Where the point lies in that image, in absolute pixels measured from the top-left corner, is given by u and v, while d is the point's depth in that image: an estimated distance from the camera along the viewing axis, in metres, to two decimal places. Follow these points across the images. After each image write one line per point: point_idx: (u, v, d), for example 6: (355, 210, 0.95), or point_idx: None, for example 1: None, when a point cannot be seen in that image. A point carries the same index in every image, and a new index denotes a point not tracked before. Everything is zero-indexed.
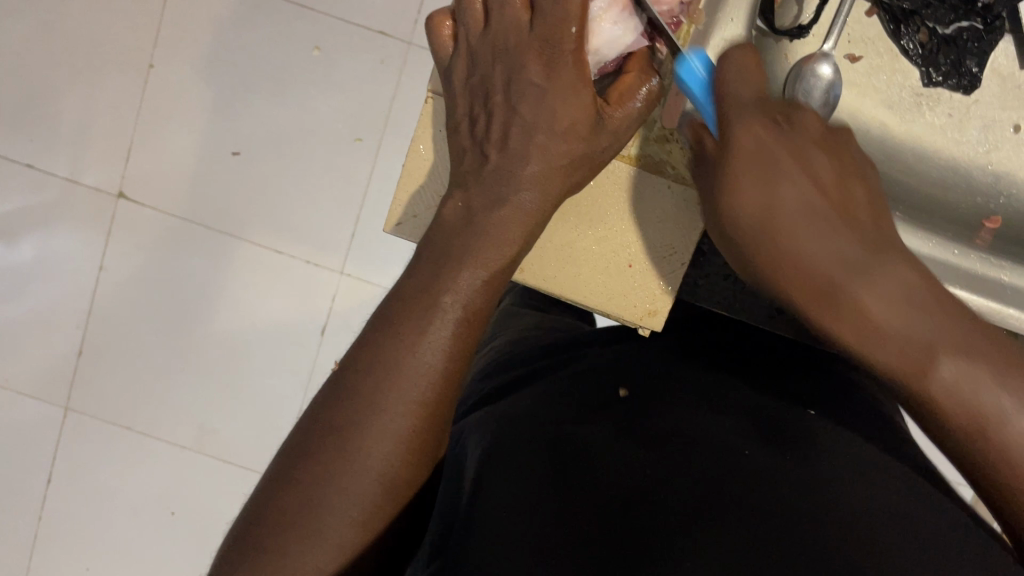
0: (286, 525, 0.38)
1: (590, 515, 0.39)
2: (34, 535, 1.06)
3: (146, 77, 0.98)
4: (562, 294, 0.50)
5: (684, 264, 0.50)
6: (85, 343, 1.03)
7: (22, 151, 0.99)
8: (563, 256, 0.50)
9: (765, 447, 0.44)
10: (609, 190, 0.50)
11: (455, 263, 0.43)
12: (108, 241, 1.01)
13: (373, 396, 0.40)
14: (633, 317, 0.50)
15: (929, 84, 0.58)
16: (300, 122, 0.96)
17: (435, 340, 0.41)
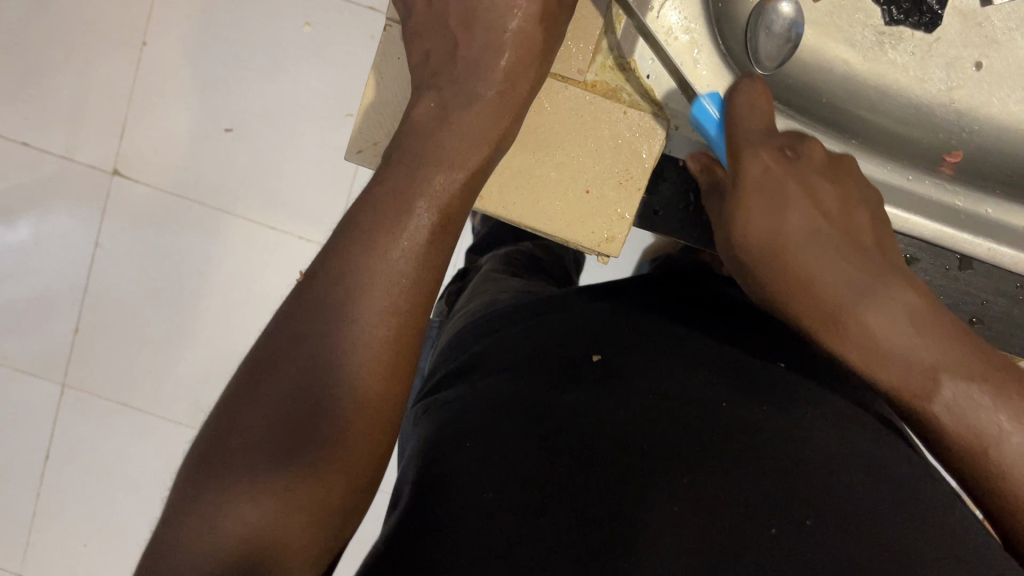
0: (262, 434, 0.40)
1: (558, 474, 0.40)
2: (33, 510, 1.07)
3: (140, 54, 0.98)
4: (521, 220, 0.52)
5: (640, 188, 0.51)
6: (81, 320, 1.04)
7: (20, 129, 1.00)
8: (518, 182, 0.51)
9: (741, 398, 0.45)
10: (562, 115, 0.51)
11: (401, 204, 0.45)
12: (102, 218, 1.02)
13: (323, 336, 0.42)
14: (593, 243, 0.51)
15: (890, 21, 0.61)
16: (291, 97, 0.97)
17: (406, 248, 0.44)
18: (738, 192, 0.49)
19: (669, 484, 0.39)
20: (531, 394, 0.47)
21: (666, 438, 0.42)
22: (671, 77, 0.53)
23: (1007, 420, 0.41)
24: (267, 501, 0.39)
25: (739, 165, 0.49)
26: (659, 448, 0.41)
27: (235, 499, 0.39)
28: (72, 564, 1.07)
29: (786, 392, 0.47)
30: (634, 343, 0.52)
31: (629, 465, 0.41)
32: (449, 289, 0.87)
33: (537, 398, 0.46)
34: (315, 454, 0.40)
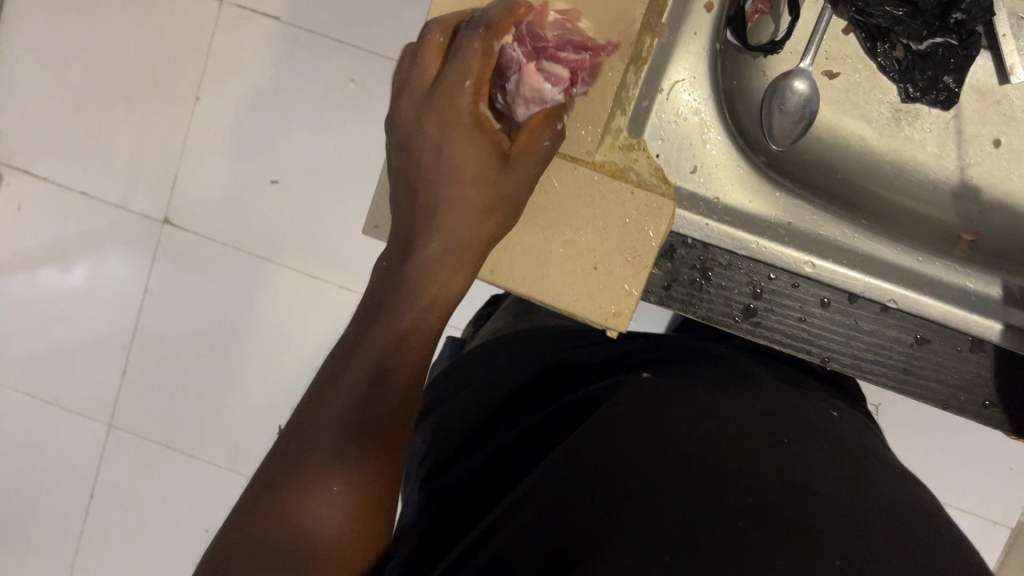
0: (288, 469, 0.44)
1: (606, 440, 0.52)
2: (77, 548, 1.10)
3: (193, 109, 1.02)
4: (529, 296, 0.50)
5: (650, 267, 0.49)
6: (129, 364, 1.07)
7: (78, 179, 1.04)
8: (529, 256, 0.49)
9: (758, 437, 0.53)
10: (573, 194, 0.49)
11: (417, 256, 0.47)
12: (152, 266, 1.05)
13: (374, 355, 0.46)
14: (599, 317, 0.49)
15: (906, 99, 0.62)
16: (336, 151, 1.00)
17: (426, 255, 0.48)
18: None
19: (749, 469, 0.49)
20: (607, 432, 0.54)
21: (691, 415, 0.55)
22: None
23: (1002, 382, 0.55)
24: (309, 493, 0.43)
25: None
26: (725, 450, 0.51)
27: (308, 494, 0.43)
28: None
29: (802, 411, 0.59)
30: (688, 419, 0.54)
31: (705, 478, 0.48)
32: (481, 312, 0.93)
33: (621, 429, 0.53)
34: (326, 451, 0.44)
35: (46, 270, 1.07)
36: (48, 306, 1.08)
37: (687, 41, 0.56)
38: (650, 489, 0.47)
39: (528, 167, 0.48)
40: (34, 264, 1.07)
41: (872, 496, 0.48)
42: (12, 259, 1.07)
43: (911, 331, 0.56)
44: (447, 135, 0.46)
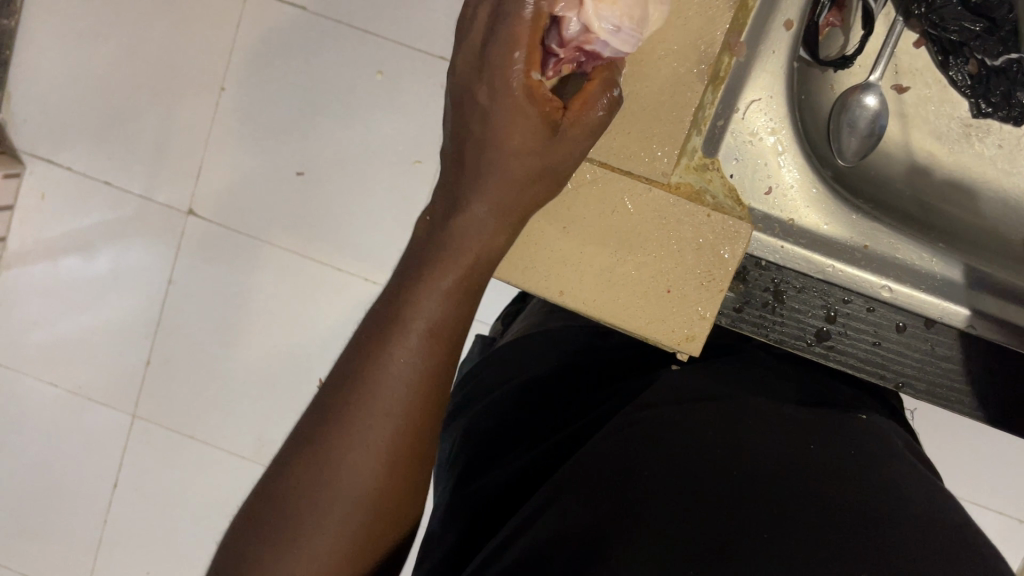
0: (284, 495, 0.42)
1: (628, 461, 0.49)
2: (100, 536, 1.10)
3: (219, 99, 1.01)
4: (602, 317, 0.50)
5: (723, 291, 0.49)
6: (153, 354, 1.07)
7: (102, 168, 1.04)
8: (602, 279, 0.50)
9: (798, 458, 0.48)
10: (646, 217, 0.49)
11: (441, 243, 0.45)
12: (177, 255, 1.05)
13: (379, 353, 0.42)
14: (672, 341, 0.50)
15: (978, 114, 0.61)
16: (363, 143, 0.99)
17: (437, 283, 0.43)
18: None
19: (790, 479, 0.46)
20: (633, 453, 0.50)
21: (732, 423, 0.52)
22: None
23: None
24: (312, 521, 0.41)
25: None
26: (758, 460, 0.48)
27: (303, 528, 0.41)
28: None
29: (846, 430, 0.54)
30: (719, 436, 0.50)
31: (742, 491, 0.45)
32: (509, 309, 0.93)
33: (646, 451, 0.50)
34: (336, 478, 0.41)
35: (70, 259, 1.06)
36: (72, 294, 1.07)
37: (767, 59, 0.54)
38: (667, 512, 0.44)
39: (577, 140, 0.46)
40: (58, 252, 1.07)
41: (918, 519, 0.43)
42: (37, 247, 1.07)
43: (985, 359, 0.56)
44: (495, 103, 0.44)
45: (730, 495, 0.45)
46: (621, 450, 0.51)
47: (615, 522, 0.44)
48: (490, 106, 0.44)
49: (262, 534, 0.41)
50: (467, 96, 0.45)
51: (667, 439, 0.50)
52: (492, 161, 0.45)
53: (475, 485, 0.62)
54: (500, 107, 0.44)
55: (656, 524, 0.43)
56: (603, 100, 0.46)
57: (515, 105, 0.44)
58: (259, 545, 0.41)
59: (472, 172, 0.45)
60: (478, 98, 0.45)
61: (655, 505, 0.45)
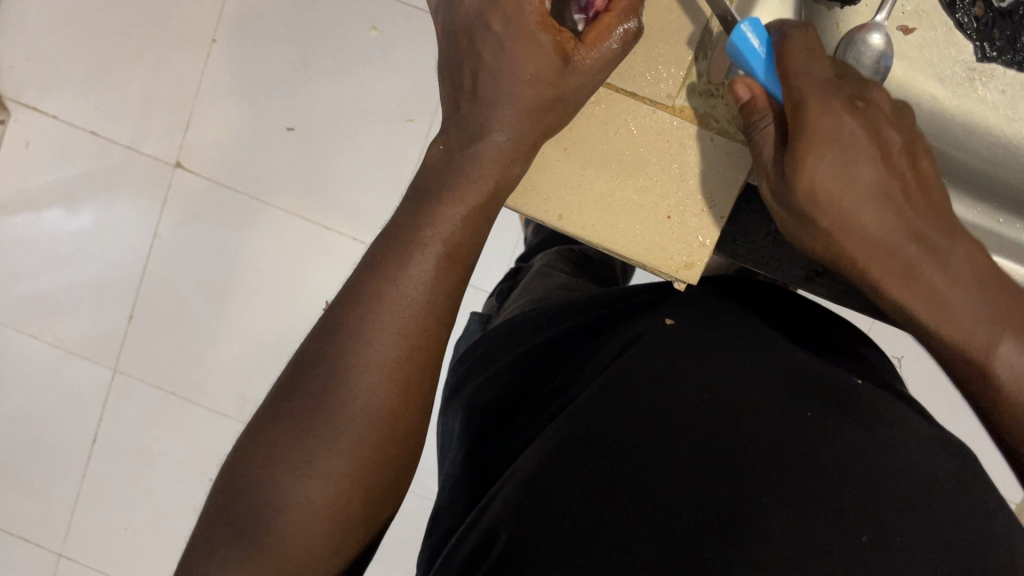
0: (280, 442, 0.41)
1: (630, 405, 0.46)
2: (78, 492, 1.09)
3: (209, 51, 1.00)
4: (600, 243, 0.50)
5: (724, 218, 0.49)
6: (136, 309, 1.06)
7: (88, 119, 1.02)
8: (601, 204, 0.50)
9: (810, 404, 0.46)
10: (649, 141, 0.50)
11: (430, 206, 0.44)
12: (163, 209, 1.03)
13: (357, 334, 0.41)
14: (670, 269, 0.50)
15: (982, 59, 0.54)
16: (356, 101, 0.98)
17: (447, 216, 0.43)
18: (842, 224, 0.43)
19: (776, 467, 0.42)
20: (633, 395, 0.47)
21: (739, 380, 0.48)
22: (761, 70, 0.45)
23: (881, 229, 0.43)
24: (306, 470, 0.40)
25: (859, 188, 0.43)
26: (767, 409, 0.45)
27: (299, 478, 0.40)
28: (111, 547, 1.09)
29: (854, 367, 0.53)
30: (724, 377, 0.48)
31: (719, 490, 0.41)
32: (501, 286, 0.91)
33: (647, 394, 0.47)
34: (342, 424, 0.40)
35: (54, 210, 1.05)
36: (55, 247, 1.06)
37: None
38: (677, 483, 0.42)
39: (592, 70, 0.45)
40: (41, 203, 1.05)
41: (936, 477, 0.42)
42: (19, 197, 1.05)
43: None
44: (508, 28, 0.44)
45: (740, 452, 0.42)
46: (615, 395, 0.47)
47: (624, 488, 0.42)
48: (493, 49, 0.44)
49: (242, 513, 0.40)
50: (479, 35, 0.45)
51: (670, 381, 0.48)
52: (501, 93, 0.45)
53: (471, 437, 0.60)
54: (509, 43, 0.44)
55: (666, 496, 0.41)
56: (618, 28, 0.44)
57: (522, 36, 0.44)
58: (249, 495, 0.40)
59: (486, 110, 0.45)
60: (487, 42, 0.45)
61: (662, 471, 0.42)
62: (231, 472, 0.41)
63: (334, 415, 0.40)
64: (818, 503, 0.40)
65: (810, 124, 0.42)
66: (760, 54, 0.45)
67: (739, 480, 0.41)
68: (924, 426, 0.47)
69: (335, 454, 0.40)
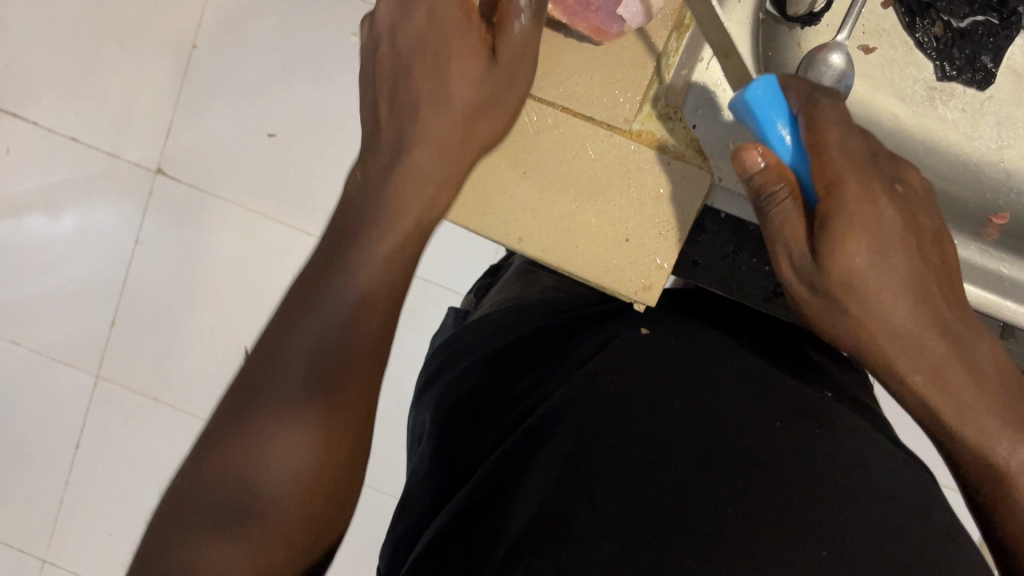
0: (238, 448, 0.42)
1: (588, 404, 0.48)
2: (60, 498, 1.09)
3: (190, 57, 1.00)
4: (559, 264, 0.53)
5: (680, 240, 0.52)
6: (117, 315, 1.06)
7: (69, 124, 1.02)
8: (561, 227, 0.53)
9: (761, 413, 0.48)
10: (608, 165, 0.52)
11: (383, 220, 0.47)
12: (144, 216, 1.03)
13: (332, 347, 0.43)
14: (630, 290, 0.52)
15: (941, 77, 0.61)
16: (336, 108, 0.98)
17: (392, 231, 0.47)
18: (869, 305, 0.45)
19: (744, 470, 0.42)
20: (590, 399, 0.48)
21: (693, 388, 0.49)
22: (787, 152, 0.47)
23: (896, 306, 0.45)
24: (268, 472, 0.41)
25: (890, 276, 0.45)
26: (720, 415, 0.47)
27: (261, 474, 0.41)
28: (95, 552, 1.09)
29: (803, 375, 0.54)
30: (683, 386, 0.49)
31: (691, 469, 0.42)
32: (479, 285, 0.91)
33: (606, 396, 0.48)
34: (295, 420, 0.42)
35: (35, 216, 1.05)
36: (37, 253, 1.06)
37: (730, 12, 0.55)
38: (630, 466, 0.42)
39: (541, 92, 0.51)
40: (22, 209, 1.04)
41: (886, 491, 0.43)
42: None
43: None
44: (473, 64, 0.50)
45: (694, 450, 0.44)
46: (576, 401, 0.49)
47: (576, 468, 0.43)
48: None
49: (204, 514, 0.41)
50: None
51: (627, 389, 0.49)
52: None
53: (437, 435, 0.61)
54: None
55: (620, 473, 0.42)
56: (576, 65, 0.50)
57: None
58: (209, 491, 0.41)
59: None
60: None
61: (618, 457, 0.43)
62: (197, 463, 0.42)
63: (321, 400, 0.42)
64: (782, 502, 0.41)
65: (844, 208, 0.45)
66: (787, 143, 0.47)
67: (693, 470, 0.42)
68: (869, 441, 0.48)
69: (302, 454, 0.41)
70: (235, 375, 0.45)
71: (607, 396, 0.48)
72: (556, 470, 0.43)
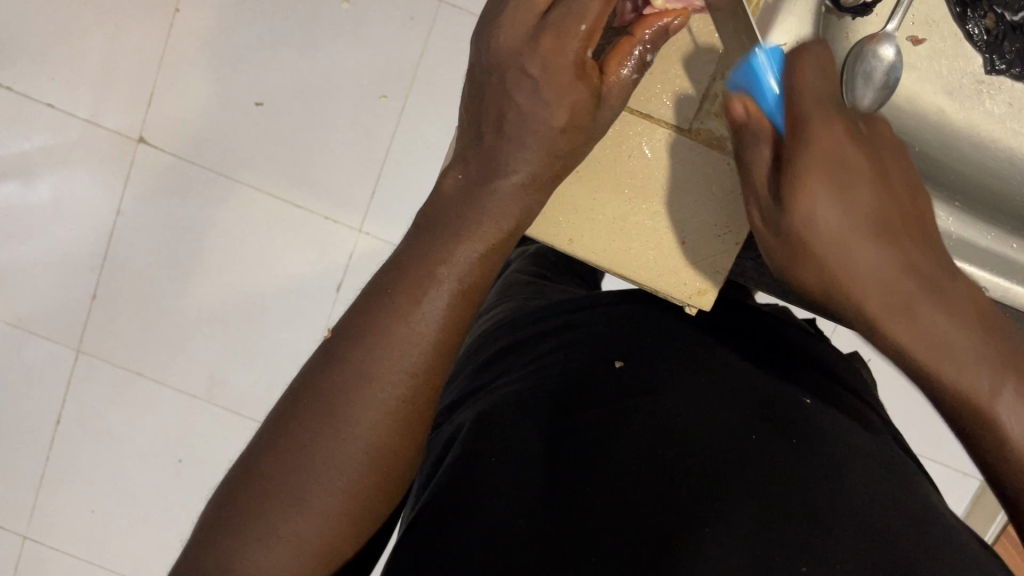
0: (272, 487, 0.39)
1: (614, 441, 0.46)
2: (42, 474, 1.07)
3: (172, 21, 0.96)
4: (611, 268, 0.52)
5: (737, 244, 0.51)
6: (98, 288, 1.03)
7: (45, 90, 0.98)
8: (614, 229, 0.51)
9: (796, 447, 0.46)
10: (668, 166, 0.51)
11: (446, 238, 0.43)
12: (126, 186, 1.00)
13: (372, 371, 0.40)
14: (683, 294, 0.52)
15: (991, 71, 0.55)
16: (327, 76, 0.95)
17: (465, 246, 0.43)
18: (844, 252, 0.45)
19: (732, 497, 0.42)
20: (619, 433, 0.46)
21: (722, 419, 0.47)
22: (770, 104, 0.47)
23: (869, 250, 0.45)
24: (300, 514, 0.38)
25: (853, 209, 0.45)
26: (749, 452, 0.45)
27: (289, 517, 0.38)
28: (78, 528, 1.07)
29: (835, 404, 0.54)
30: (715, 416, 0.48)
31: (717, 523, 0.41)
32: None
33: (635, 431, 0.46)
34: (341, 461, 0.39)
35: (8, 185, 1.01)
36: (11, 223, 1.02)
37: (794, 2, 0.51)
38: (656, 523, 0.41)
39: (618, 104, 0.47)
40: None
41: (932, 527, 0.42)
42: None
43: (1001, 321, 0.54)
44: (543, 73, 0.44)
45: (717, 499, 0.42)
46: (603, 434, 0.47)
47: (600, 530, 0.41)
48: (528, 95, 0.44)
49: (222, 550, 0.38)
50: (511, 71, 0.45)
51: (657, 421, 0.47)
52: (531, 139, 0.45)
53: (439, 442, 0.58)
54: (546, 91, 0.44)
55: (643, 534, 0.41)
56: (632, 59, 0.46)
57: (560, 90, 0.44)
58: (227, 529, 0.38)
59: (513, 142, 0.45)
60: (519, 82, 0.45)
61: (641, 514, 0.42)
62: (225, 497, 0.39)
63: (367, 445, 0.40)
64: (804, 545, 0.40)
65: (813, 144, 0.45)
66: (772, 90, 0.46)
67: (720, 525, 0.41)
68: (900, 476, 0.47)
69: (329, 489, 0.39)
70: (281, 397, 0.42)
71: (635, 431, 0.46)
72: (576, 527, 0.41)
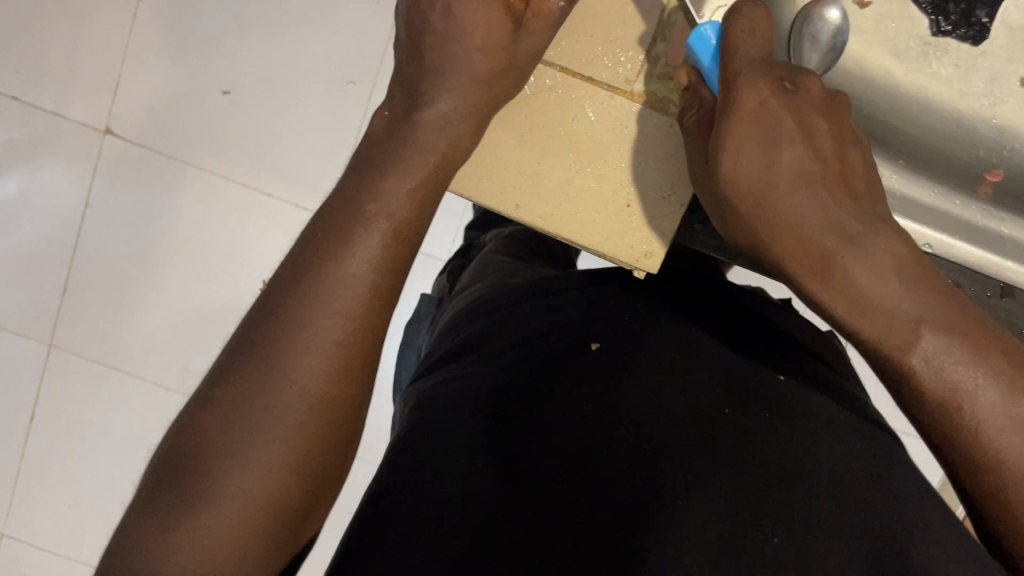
0: (215, 440, 0.40)
1: (564, 407, 0.47)
2: (17, 471, 1.06)
3: (135, 9, 0.95)
4: (560, 233, 0.52)
5: (683, 205, 0.51)
6: (69, 282, 1.02)
7: (9, 83, 0.97)
8: (559, 192, 0.51)
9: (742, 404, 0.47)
10: (608, 125, 0.51)
11: (379, 184, 0.44)
12: (93, 178, 0.99)
13: (309, 322, 0.41)
14: (631, 257, 0.52)
15: (937, 32, 0.57)
16: (292, 62, 0.95)
17: (396, 193, 0.44)
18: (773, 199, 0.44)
19: (669, 459, 0.43)
20: (567, 400, 0.48)
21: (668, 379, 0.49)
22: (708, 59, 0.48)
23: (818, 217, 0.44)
24: (242, 467, 0.39)
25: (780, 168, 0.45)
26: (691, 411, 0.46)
27: (230, 469, 0.39)
28: (55, 525, 1.07)
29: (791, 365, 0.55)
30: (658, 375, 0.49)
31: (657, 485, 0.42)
32: (452, 264, 0.90)
33: (583, 398, 0.48)
34: (281, 413, 0.40)
35: None
36: None
37: None
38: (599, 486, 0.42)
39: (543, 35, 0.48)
40: None
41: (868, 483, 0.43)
42: None
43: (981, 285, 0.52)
44: None
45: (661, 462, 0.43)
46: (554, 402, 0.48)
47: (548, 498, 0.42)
48: None
49: (169, 501, 0.39)
50: None
51: (604, 384, 0.48)
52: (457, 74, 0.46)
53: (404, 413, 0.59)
54: None
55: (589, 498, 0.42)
56: None
57: None
58: (175, 482, 0.39)
59: None
60: None
61: (585, 477, 0.43)
62: (172, 451, 0.41)
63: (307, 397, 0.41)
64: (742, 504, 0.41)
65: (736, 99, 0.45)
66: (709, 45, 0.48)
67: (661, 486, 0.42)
68: (850, 434, 0.48)
69: (268, 441, 0.40)
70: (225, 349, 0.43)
71: (582, 397, 0.48)
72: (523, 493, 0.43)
